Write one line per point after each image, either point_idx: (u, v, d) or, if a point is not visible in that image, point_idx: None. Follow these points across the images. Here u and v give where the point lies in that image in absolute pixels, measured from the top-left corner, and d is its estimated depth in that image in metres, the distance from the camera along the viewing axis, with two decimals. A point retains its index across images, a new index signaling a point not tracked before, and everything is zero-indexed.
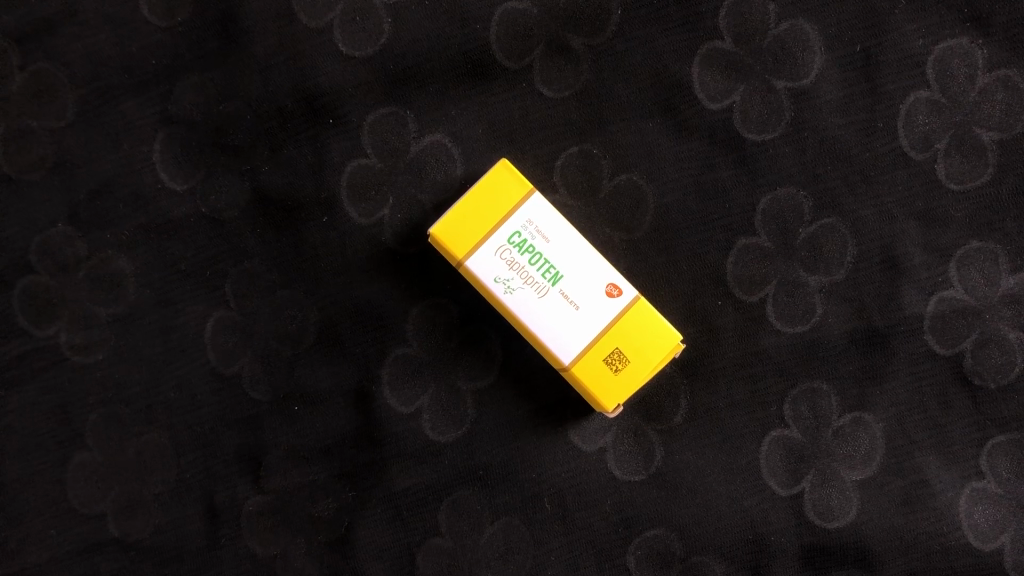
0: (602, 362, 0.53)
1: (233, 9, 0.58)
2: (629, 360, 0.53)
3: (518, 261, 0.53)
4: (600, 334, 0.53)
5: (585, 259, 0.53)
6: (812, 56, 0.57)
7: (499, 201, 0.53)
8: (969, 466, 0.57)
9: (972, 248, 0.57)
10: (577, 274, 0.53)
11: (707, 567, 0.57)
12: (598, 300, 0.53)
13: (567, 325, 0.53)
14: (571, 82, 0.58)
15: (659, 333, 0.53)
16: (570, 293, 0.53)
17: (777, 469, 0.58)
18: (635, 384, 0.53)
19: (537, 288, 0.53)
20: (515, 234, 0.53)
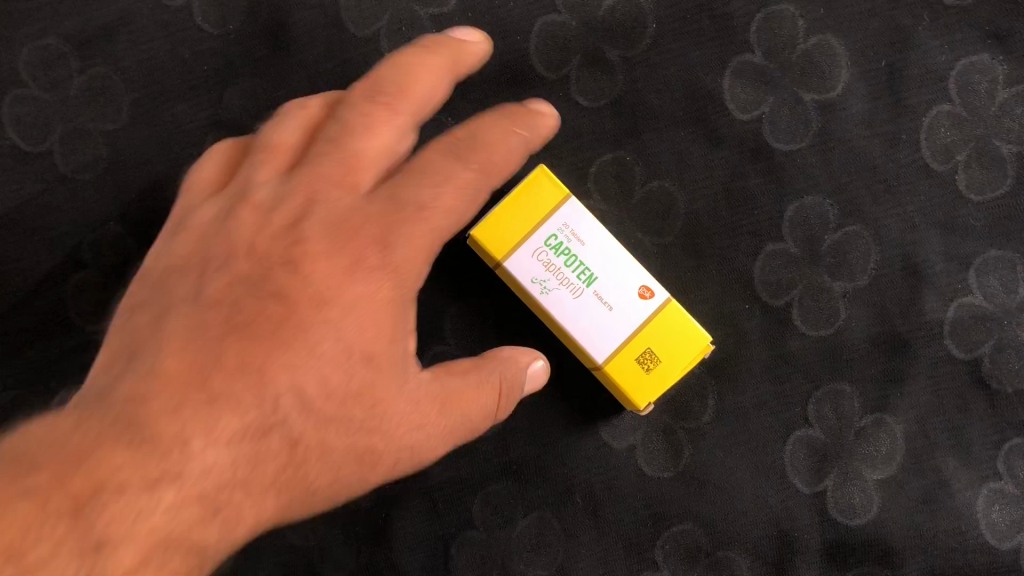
0: (634, 361, 0.55)
1: (284, 19, 0.61)
2: (660, 359, 0.55)
3: (554, 262, 0.56)
4: (631, 333, 0.55)
5: (619, 262, 0.56)
6: (839, 70, 0.59)
7: (538, 205, 0.56)
8: (988, 468, 0.59)
9: (991, 256, 0.59)
10: (611, 277, 0.56)
11: (733, 562, 0.59)
12: (631, 301, 0.55)
13: (600, 324, 0.55)
14: (607, 92, 0.60)
15: (690, 334, 0.55)
16: (603, 294, 0.55)
17: (801, 468, 0.60)
18: (666, 383, 0.55)
19: (572, 289, 0.55)
20: (552, 236, 0.56)
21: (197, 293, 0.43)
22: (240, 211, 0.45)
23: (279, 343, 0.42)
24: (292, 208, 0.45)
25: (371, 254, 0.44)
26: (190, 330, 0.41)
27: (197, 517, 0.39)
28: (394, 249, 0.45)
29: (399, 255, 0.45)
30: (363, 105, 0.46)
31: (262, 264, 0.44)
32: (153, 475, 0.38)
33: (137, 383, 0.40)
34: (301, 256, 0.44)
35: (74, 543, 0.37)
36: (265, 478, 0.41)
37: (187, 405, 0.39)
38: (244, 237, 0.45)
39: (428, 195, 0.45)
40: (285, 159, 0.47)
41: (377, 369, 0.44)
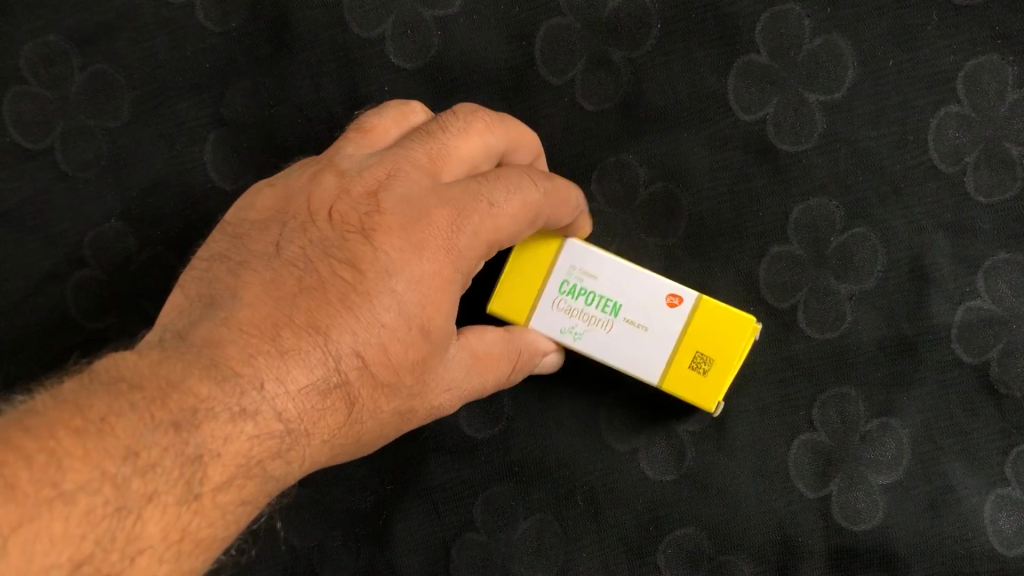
0: (689, 367, 0.54)
1: (286, 17, 0.60)
2: (712, 358, 0.54)
3: (576, 306, 0.55)
4: (677, 345, 0.54)
5: (634, 281, 0.54)
6: (845, 71, 0.59)
7: (540, 256, 0.55)
8: (995, 473, 0.58)
9: (1000, 259, 0.58)
10: (633, 298, 0.54)
11: (736, 566, 0.59)
12: (662, 313, 0.54)
13: (645, 348, 0.54)
14: (611, 93, 0.60)
15: (732, 323, 0.53)
16: (634, 318, 0.54)
17: (806, 472, 0.59)
18: (726, 383, 0.54)
19: (602, 325, 0.55)
20: (564, 281, 0.55)
21: (277, 249, 0.46)
22: (327, 176, 0.48)
23: (353, 302, 0.44)
24: (375, 177, 0.47)
25: (448, 231, 0.46)
26: (272, 283, 0.45)
27: (268, 451, 0.42)
28: (467, 238, 0.46)
29: (468, 247, 0.46)
30: (470, 115, 0.50)
31: (339, 228, 0.46)
32: (235, 409, 0.41)
33: (215, 330, 0.43)
34: (374, 227, 0.45)
35: (173, 453, 0.40)
36: (323, 429, 0.44)
37: (266, 352, 0.42)
38: (323, 202, 0.47)
39: (507, 194, 0.47)
40: (377, 143, 0.51)
41: (425, 341, 0.46)
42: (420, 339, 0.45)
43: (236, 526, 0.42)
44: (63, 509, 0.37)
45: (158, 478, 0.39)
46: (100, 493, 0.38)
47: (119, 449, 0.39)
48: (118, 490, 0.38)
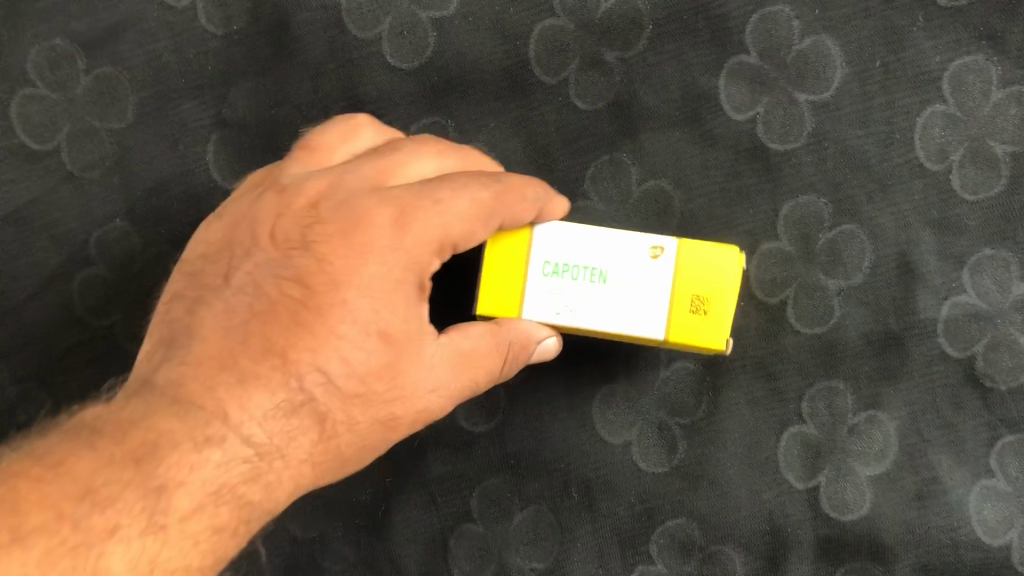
0: (689, 313, 0.50)
1: (286, 20, 0.62)
2: (709, 297, 0.50)
3: (558, 282, 0.52)
4: (673, 290, 0.51)
5: (609, 241, 0.51)
6: (833, 71, 0.60)
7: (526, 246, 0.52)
8: (980, 465, 0.60)
9: (985, 255, 0.59)
10: (614, 258, 0.51)
11: (726, 556, 0.60)
12: (647, 265, 0.51)
13: (639, 302, 0.51)
14: (604, 94, 0.61)
15: (716, 258, 0.51)
16: (620, 279, 0.51)
17: (795, 464, 0.60)
18: (726, 319, 0.50)
19: (591, 295, 0.51)
20: (543, 259, 0.52)
21: (227, 278, 0.49)
22: (270, 196, 0.50)
23: (317, 329, 0.47)
24: (315, 193, 0.49)
25: (393, 234, 0.48)
26: (230, 313, 0.48)
27: (237, 477, 0.46)
28: (413, 238, 0.48)
29: (414, 247, 0.48)
30: (417, 142, 0.53)
31: (283, 246, 0.49)
32: (199, 438, 0.45)
33: (176, 371, 0.47)
34: (318, 241, 0.48)
35: (137, 488, 0.44)
36: (299, 451, 0.48)
37: (234, 381, 0.46)
38: (268, 219, 0.50)
39: (449, 190, 0.49)
40: (323, 162, 0.53)
41: (384, 346, 0.48)
42: (383, 344, 0.48)
43: (211, 553, 0.46)
44: (22, 552, 0.41)
45: (119, 513, 0.43)
46: (58, 534, 0.42)
47: (75, 492, 0.43)
48: (80, 529, 0.43)
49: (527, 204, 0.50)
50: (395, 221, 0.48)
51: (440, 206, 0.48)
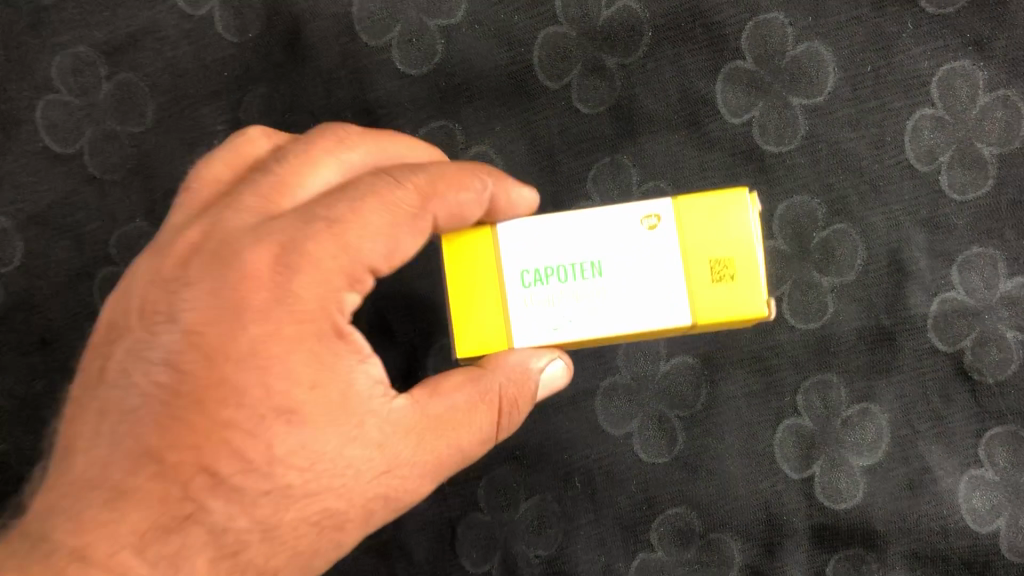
0: (712, 281, 0.48)
1: (300, 28, 0.64)
2: (726, 259, 0.48)
3: (549, 291, 0.49)
4: (690, 255, 0.48)
5: (594, 227, 0.49)
6: (826, 76, 0.62)
7: (482, 253, 0.49)
8: (969, 455, 0.62)
9: (973, 253, 0.62)
10: (605, 248, 0.49)
11: (724, 543, 0.62)
12: (644, 242, 0.49)
13: (655, 276, 0.48)
14: (605, 98, 0.63)
15: (722, 215, 0.49)
16: (617, 263, 0.49)
17: (791, 455, 0.63)
18: (760, 268, 0.48)
19: (589, 293, 0.49)
20: (520, 273, 0.49)
21: (101, 374, 0.45)
22: (146, 258, 0.47)
23: (204, 425, 0.43)
24: (192, 238, 0.46)
25: (274, 284, 0.44)
26: (104, 459, 0.43)
27: None
28: (312, 282, 0.44)
29: (307, 295, 0.44)
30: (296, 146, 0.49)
31: (150, 317, 0.45)
32: None
33: (49, 503, 0.43)
34: (186, 306, 0.44)
35: None
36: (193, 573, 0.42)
37: (108, 505, 0.42)
38: (140, 287, 0.46)
39: (342, 214, 0.45)
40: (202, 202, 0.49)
41: (307, 424, 0.43)
42: (307, 415, 0.43)
43: None
44: None
45: None
46: None
47: None
48: None
49: (458, 191, 0.48)
50: (274, 259, 0.44)
51: (335, 234, 0.45)
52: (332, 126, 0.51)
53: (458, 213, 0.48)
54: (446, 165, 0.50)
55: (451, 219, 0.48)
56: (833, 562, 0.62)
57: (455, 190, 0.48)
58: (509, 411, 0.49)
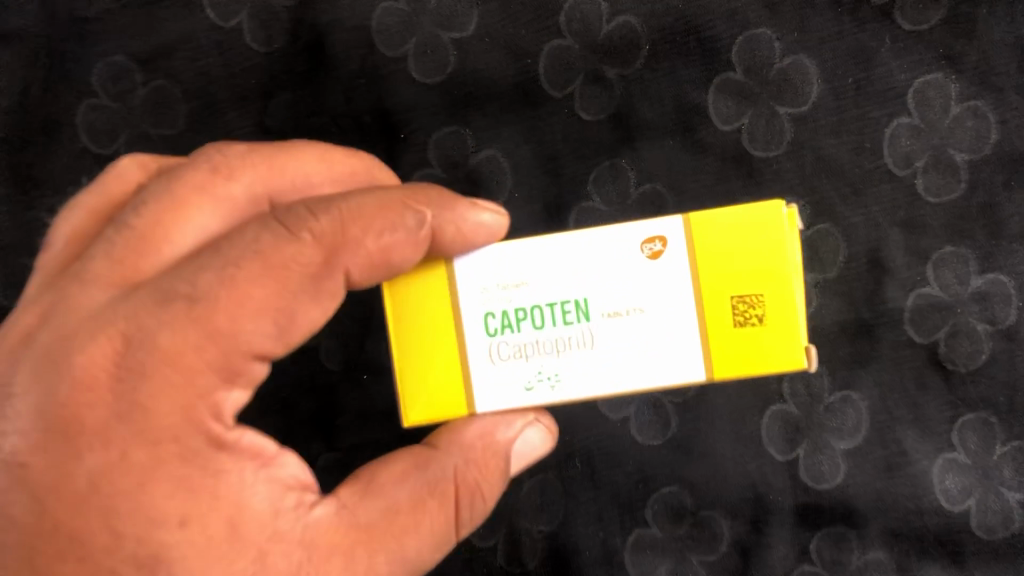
0: (730, 325, 0.50)
1: (322, 40, 0.69)
2: (750, 296, 0.50)
3: (526, 337, 0.51)
4: (709, 290, 0.50)
5: (580, 268, 0.51)
6: (811, 87, 0.67)
7: (428, 312, 0.52)
8: (943, 440, 0.67)
9: (947, 252, 0.66)
10: (595, 290, 0.51)
11: (714, 520, 0.67)
12: (641, 285, 0.51)
13: (661, 320, 0.50)
14: (606, 106, 0.68)
15: (754, 248, 0.50)
16: (604, 306, 0.51)
17: (776, 438, 0.67)
18: (791, 307, 0.50)
19: (571, 340, 0.51)
20: (487, 316, 0.52)
21: None
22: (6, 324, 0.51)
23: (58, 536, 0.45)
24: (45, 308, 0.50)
25: (120, 394, 0.46)
26: None
27: None
28: (195, 373, 0.47)
29: (166, 409, 0.46)
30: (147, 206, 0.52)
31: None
32: None
33: None
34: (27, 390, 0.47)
35: None
36: None
37: None
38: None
39: (215, 298, 0.47)
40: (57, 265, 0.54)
41: (167, 530, 0.45)
42: (184, 549, 0.45)
43: None
44: None
45: None
46: None
47: None
48: None
49: (371, 237, 0.50)
50: (129, 357, 0.47)
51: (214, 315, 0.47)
52: (217, 155, 0.55)
53: (372, 262, 0.50)
54: (361, 200, 0.51)
55: (368, 266, 0.50)
56: (816, 539, 0.67)
57: (364, 241, 0.50)
58: (466, 498, 0.52)
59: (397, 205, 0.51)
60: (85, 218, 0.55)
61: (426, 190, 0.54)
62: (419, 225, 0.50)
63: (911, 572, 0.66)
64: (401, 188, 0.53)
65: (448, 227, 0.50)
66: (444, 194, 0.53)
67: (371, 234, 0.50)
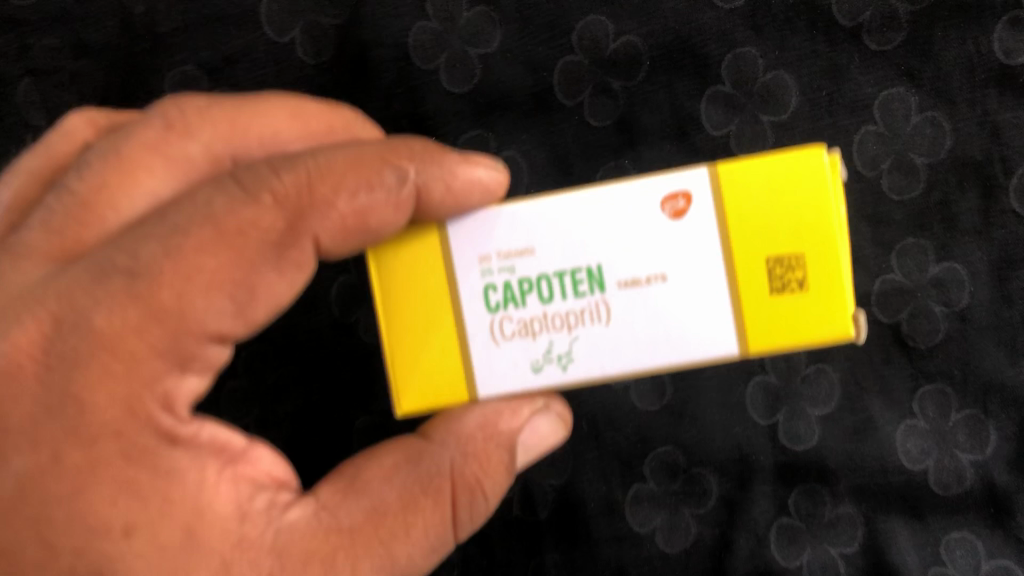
0: (767, 288, 0.55)
1: (364, 54, 0.79)
2: (787, 257, 0.54)
3: (533, 310, 0.56)
4: (744, 256, 0.55)
5: (604, 238, 0.55)
6: (790, 98, 0.77)
7: (417, 294, 0.57)
8: (906, 408, 0.76)
9: (909, 243, 0.76)
10: (624, 257, 0.55)
11: (704, 476, 0.77)
12: (671, 249, 0.55)
13: (682, 284, 0.55)
14: (612, 113, 0.78)
15: (790, 209, 0.54)
16: (621, 275, 0.55)
17: (759, 405, 0.77)
18: (830, 271, 0.54)
19: (577, 312, 0.56)
20: (488, 290, 0.56)
21: None
22: None
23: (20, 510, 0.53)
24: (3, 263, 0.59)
25: (63, 380, 0.53)
26: None
27: None
28: (150, 361, 0.54)
29: (112, 408, 0.53)
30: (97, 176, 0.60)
31: None
32: None
33: None
34: None
35: None
36: None
37: None
38: None
39: (156, 273, 0.53)
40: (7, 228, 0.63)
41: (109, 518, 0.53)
42: (136, 550, 0.53)
43: None
44: None
45: None
46: None
47: None
48: None
49: (343, 199, 0.56)
50: (59, 341, 0.54)
51: (170, 307, 0.53)
52: (174, 111, 0.64)
53: (346, 227, 0.56)
54: (340, 162, 0.57)
55: (341, 233, 0.56)
56: (792, 494, 0.76)
57: (336, 203, 0.56)
58: (464, 492, 0.59)
59: (380, 164, 0.57)
60: (33, 185, 0.65)
61: (413, 150, 0.59)
62: (401, 183, 0.56)
63: (876, 523, 0.76)
64: (384, 149, 0.59)
65: (434, 185, 0.56)
66: (432, 156, 0.59)
67: (356, 195, 0.56)
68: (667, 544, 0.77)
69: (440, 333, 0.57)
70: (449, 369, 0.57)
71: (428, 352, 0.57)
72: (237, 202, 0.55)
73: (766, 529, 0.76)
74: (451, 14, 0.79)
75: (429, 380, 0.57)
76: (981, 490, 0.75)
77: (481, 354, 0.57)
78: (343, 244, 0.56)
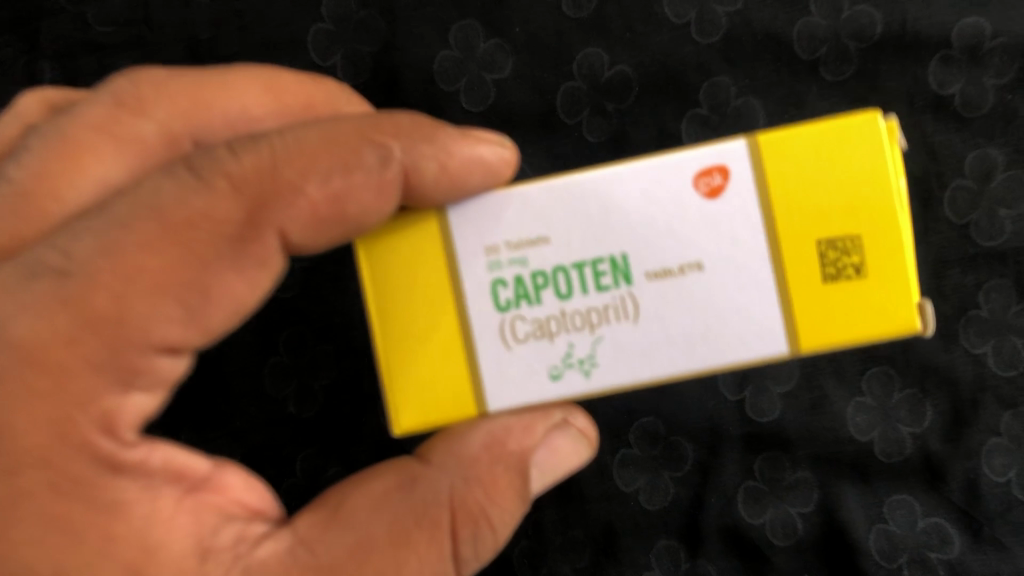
0: (822, 276, 0.59)
1: (395, 78, 0.92)
2: (842, 241, 0.59)
3: (551, 307, 0.61)
4: (799, 239, 0.59)
5: (640, 229, 0.60)
6: (758, 121, 0.89)
7: (408, 297, 0.62)
8: (855, 387, 0.89)
9: None
10: (668, 245, 0.60)
11: (681, 443, 0.89)
12: (714, 240, 0.60)
13: (718, 275, 0.60)
14: (607, 132, 0.91)
15: (836, 186, 0.59)
16: (650, 267, 0.60)
17: (729, 382, 0.89)
18: (890, 254, 0.59)
19: (598, 307, 0.61)
20: (499, 288, 0.62)
21: None
22: None
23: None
24: None
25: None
26: None
27: None
28: (94, 381, 0.59)
29: (44, 433, 0.58)
30: (58, 163, 0.71)
31: None
32: None
33: None
34: None
35: None
36: None
37: None
38: None
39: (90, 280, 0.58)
40: None
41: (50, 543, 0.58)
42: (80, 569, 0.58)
43: None
44: None
45: None
46: None
47: None
48: None
49: (316, 185, 0.62)
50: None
51: (126, 330, 0.58)
52: (128, 91, 0.76)
53: (318, 216, 0.62)
54: (314, 145, 0.62)
55: (311, 225, 0.62)
56: (757, 460, 0.89)
57: (309, 190, 0.62)
58: (462, 517, 0.65)
59: (358, 144, 0.63)
60: None
61: (390, 126, 0.66)
62: (382, 164, 0.63)
63: (830, 488, 0.88)
64: (359, 126, 0.65)
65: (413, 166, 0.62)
66: (410, 131, 0.66)
67: (340, 177, 0.62)
68: (649, 501, 0.89)
69: (435, 339, 0.62)
70: (446, 379, 0.62)
71: (422, 361, 0.62)
72: (189, 195, 0.60)
73: (734, 490, 0.89)
74: (471, 45, 0.92)
75: (427, 391, 0.62)
76: (919, 458, 0.87)
77: (493, 359, 0.62)
78: (316, 235, 0.63)
